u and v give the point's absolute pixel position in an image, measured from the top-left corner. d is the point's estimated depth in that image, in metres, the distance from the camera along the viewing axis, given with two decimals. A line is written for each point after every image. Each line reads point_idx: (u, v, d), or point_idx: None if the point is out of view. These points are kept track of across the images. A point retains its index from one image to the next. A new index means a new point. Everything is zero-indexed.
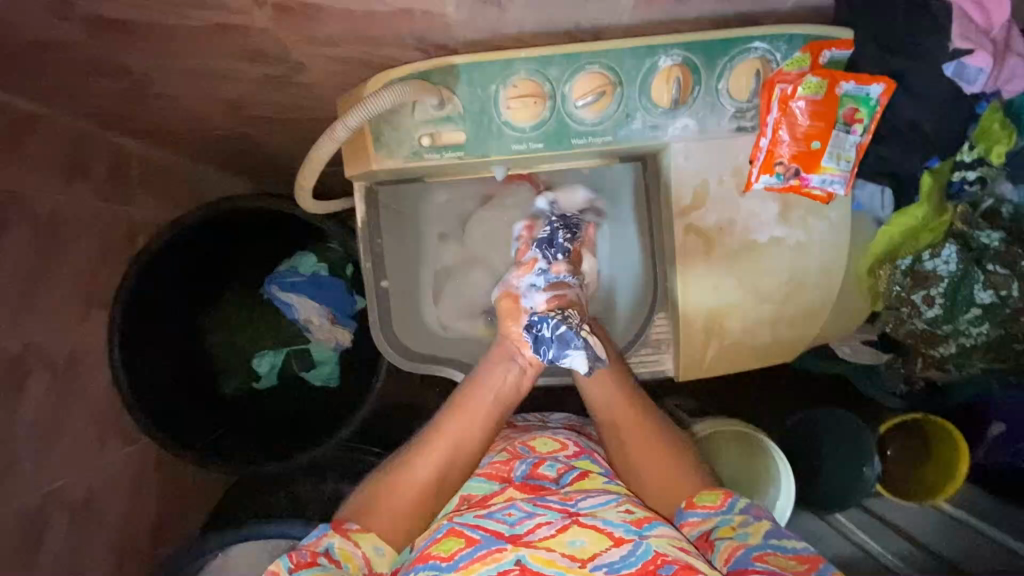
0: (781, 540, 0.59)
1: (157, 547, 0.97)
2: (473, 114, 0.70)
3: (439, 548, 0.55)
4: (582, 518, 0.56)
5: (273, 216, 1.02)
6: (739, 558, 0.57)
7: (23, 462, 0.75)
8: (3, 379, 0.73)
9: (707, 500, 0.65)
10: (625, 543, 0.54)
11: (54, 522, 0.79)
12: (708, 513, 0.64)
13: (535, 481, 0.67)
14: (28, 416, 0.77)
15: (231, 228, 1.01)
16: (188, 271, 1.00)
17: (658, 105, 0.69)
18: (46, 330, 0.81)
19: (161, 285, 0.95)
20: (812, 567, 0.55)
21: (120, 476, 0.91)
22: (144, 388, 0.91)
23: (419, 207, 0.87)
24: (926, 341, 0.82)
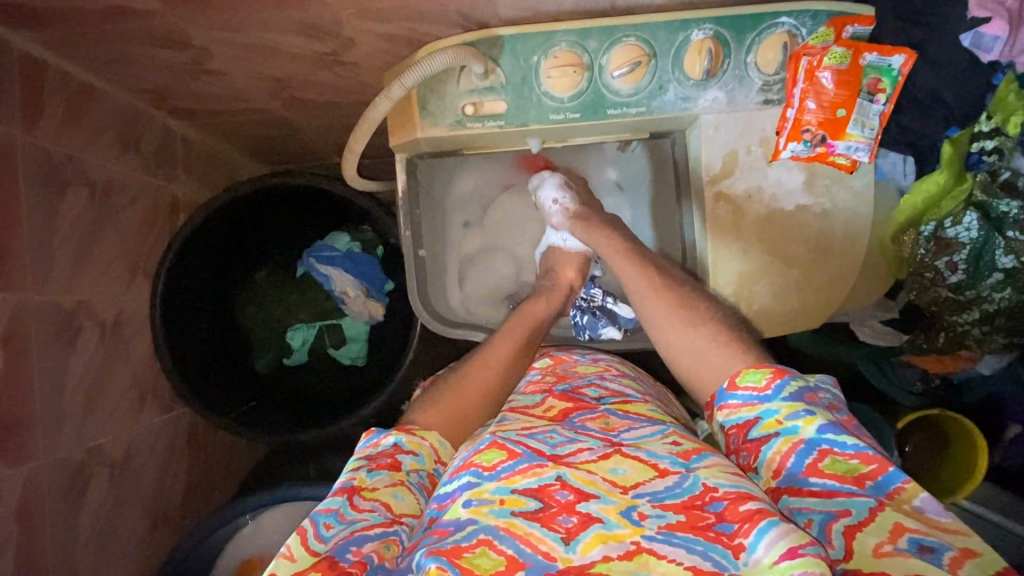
0: (840, 434, 0.55)
1: (189, 511, 0.98)
2: (515, 84, 0.74)
3: (481, 458, 0.56)
4: (625, 449, 0.59)
5: (309, 202, 1.07)
6: (789, 475, 0.56)
7: (70, 415, 0.78)
8: (56, 334, 0.77)
9: (752, 381, 0.62)
10: (670, 474, 0.56)
11: (96, 476, 0.81)
12: (752, 397, 0.61)
13: (574, 395, 0.70)
14: (75, 373, 0.79)
15: (267, 208, 1.05)
16: (224, 248, 1.03)
17: (691, 77, 0.73)
18: (96, 290, 0.85)
19: (199, 259, 0.98)
20: (880, 474, 0.52)
21: (157, 440, 0.93)
22: (183, 361, 0.93)
23: (445, 194, 0.92)
24: (950, 308, 0.85)
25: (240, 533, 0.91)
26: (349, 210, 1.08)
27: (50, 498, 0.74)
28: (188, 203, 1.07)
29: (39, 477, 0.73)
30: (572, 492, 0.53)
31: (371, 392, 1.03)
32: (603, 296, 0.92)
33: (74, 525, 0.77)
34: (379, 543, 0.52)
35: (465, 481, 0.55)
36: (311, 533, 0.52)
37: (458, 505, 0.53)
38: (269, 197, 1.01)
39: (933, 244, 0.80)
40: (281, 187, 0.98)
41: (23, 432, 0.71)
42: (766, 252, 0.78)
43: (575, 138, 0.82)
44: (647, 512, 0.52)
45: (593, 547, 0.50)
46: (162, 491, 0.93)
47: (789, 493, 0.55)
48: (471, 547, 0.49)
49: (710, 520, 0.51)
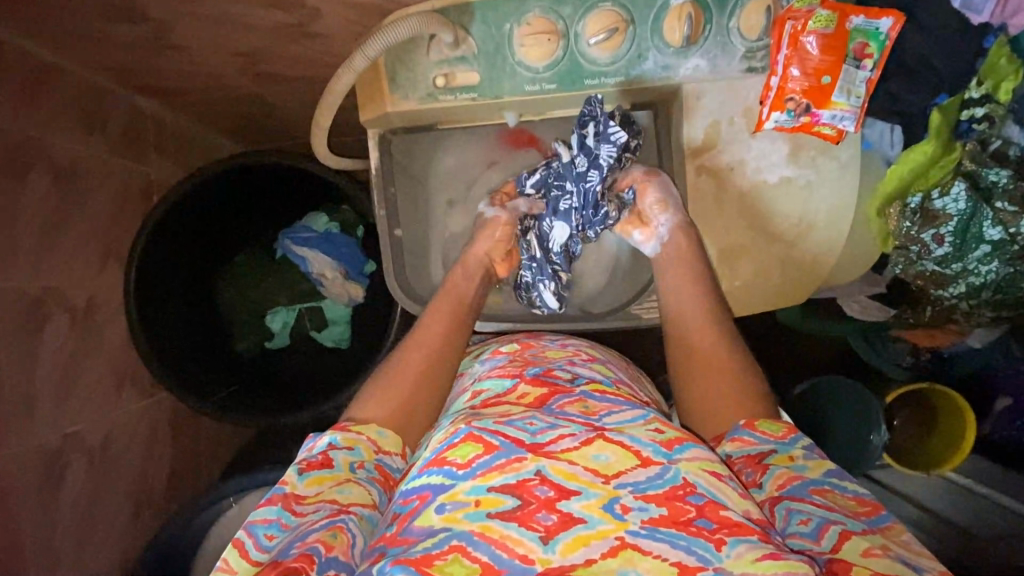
0: (841, 481, 0.57)
1: (174, 494, 0.99)
2: (487, 54, 0.71)
3: (455, 454, 0.54)
4: (608, 433, 0.56)
5: (287, 182, 1.04)
6: (793, 487, 0.56)
7: (43, 404, 0.77)
8: (23, 321, 0.75)
9: (770, 428, 0.63)
10: (653, 464, 0.54)
11: (74, 462, 0.80)
12: (768, 439, 0.62)
13: (548, 379, 0.68)
14: (45, 362, 0.78)
15: (244, 190, 1.02)
16: (199, 231, 1.01)
17: (670, 44, 0.70)
18: (66, 275, 0.83)
19: (174, 242, 0.96)
20: (873, 511, 0.54)
21: (138, 427, 0.93)
22: (161, 349, 0.92)
23: (428, 170, 0.87)
24: (934, 281, 0.84)
25: (224, 517, 0.90)
26: (322, 183, 1.03)
27: (27, 486, 0.73)
28: (161, 184, 1.04)
29: (13, 466, 0.72)
30: (552, 488, 0.52)
31: (352, 375, 1.02)
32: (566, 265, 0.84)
33: (53, 511, 0.77)
34: (324, 533, 0.53)
35: (437, 483, 0.53)
36: (251, 544, 0.54)
37: (430, 512, 0.51)
38: (235, 178, 0.98)
39: (919, 216, 0.78)
40: (244, 168, 0.94)
41: None
42: (756, 226, 0.77)
43: (550, 111, 0.80)
44: (629, 504, 0.51)
45: (573, 550, 0.49)
46: (144, 478, 0.93)
47: (790, 498, 0.55)
48: (442, 554, 0.48)
49: (692, 515, 0.50)
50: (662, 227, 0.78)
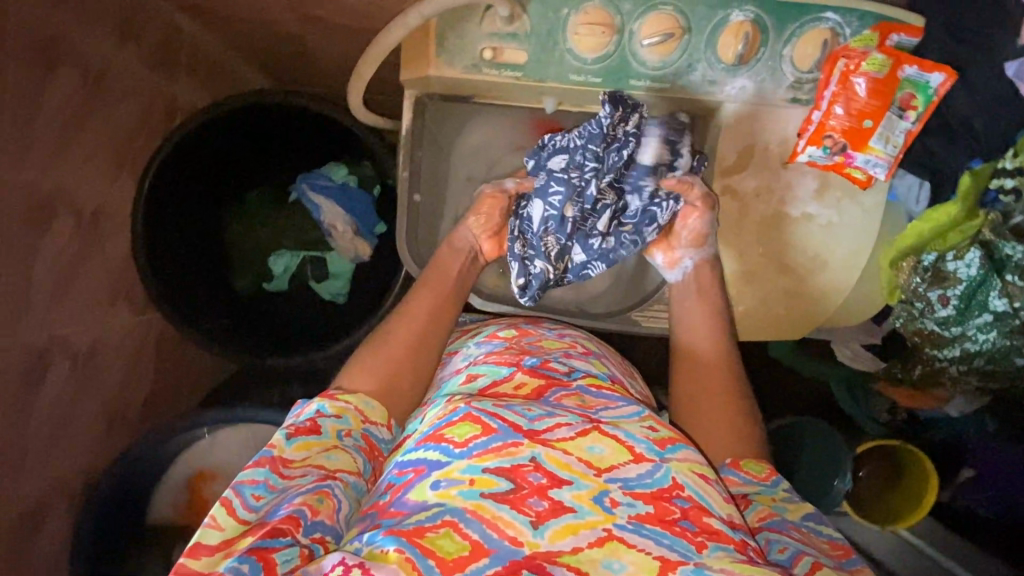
0: (818, 525, 0.59)
1: (149, 414, 0.99)
2: (539, 35, 0.71)
3: (453, 433, 0.54)
4: (604, 427, 0.57)
5: (308, 126, 1.02)
6: (772, 520, 0.58)
7: (37, 302, 0.76)
8: (31, 217, 0.74)
9: (753, 469, 0.64)
10: (644, 461, 0.54)
11: (58, 364, 0.80)
12: (751, 479, 0.63)
13: (545, 371, 0.69)
14: (46, 260, 0.77)
15: (267, 127, 1.01)
16: (213, 160, 1.00)
17: (722, 60, 0.70)
18: (80, 178, 0.82)
19: (187, 168, 0.95)
20: (848, 556, 0.56)
21: (125, 342, 0.92)
22: (166, 278, 0.92)
23: (453, 141, 0.86)
24: (931, 341, 0.84)
25: (197, 446, 0.93)
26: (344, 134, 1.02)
27: (10, 379, 0.73)
28: (187, 107, 1.03)
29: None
30: (545, 475, 0.52)
31: (346, 329, 1.01)
32: (556, 255, 0.77)
33: (32, 407, 0.77)
34: (311, 497, 0.53)
35: (434, 459, 0.53)
36: (238, 502, 0.53)
37: (425, 486, 0.51)
38: (259, 119, 0.98)
39: (930, 274, 0.78)
40: (270, 108, 0.94)
41: None
42: (772, 257, 0.77)
43: (590, 105, 0.79)
44: (618, 498, 0.51)
45: (562, 537, 0.48)
46: (123, 392, 0.93)
47: (770, 530, 0.57)
48: (434, 528, 0.48)
49: (676, 516, 0.51)
50: (689, 260, 0.79)
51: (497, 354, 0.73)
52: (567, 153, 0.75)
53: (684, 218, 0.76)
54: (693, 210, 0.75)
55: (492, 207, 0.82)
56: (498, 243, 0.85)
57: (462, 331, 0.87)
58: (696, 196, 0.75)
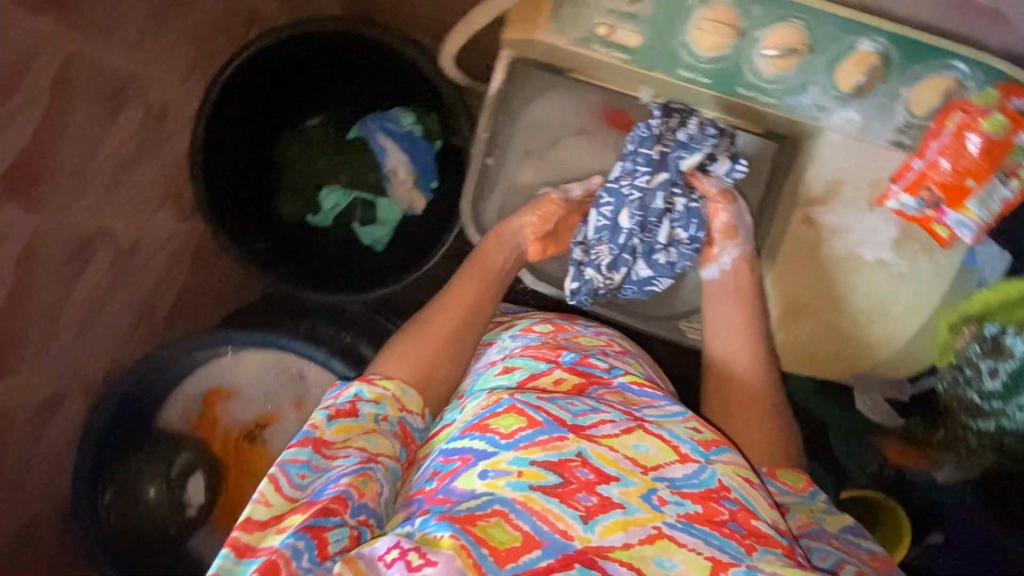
0: (855, 537, 0.65)
1: (174, 324, 0.97)
2: (659, 22, 0.68)
3: (498, 423, 0.55)
4: (648, 426, 0.58)
5: (382, 67, 0.99)
6: (812, 529, 0.63)
7: (93, 187, 0.74)
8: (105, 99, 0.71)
9: (789, 479, 0.68)
10: (690, 461, 0.55)
11: (100, 255, 0.78)
12: (788, 489, 0.68)
13: (585, 368, 0.68)
14: (109, 147, 0.74)
15: (341, 58, 0.98)
16: (280, 80, 0.97)
17: (839, 88, 0.68)
18: (157, 71, 0.79)
19: (253, 82, 0.92)
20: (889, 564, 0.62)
21: (169, 243, 0.91)
22: (215, 193, 0.90)
23: (525, 109, 0.82)
24: (970, 411, 0.86)
25: (217, 362, 0.91)
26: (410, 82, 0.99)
27: (54, 255, 0.72)
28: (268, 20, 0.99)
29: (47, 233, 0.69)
30: (592, 471, 0.52)
31: (382, 277, 1.00)
32: (607, 265, 0.81)
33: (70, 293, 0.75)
34: (356, 476, 0.54)
35: (481, 449, 0.54)
36: (285, 481, 0.54)
37: (473, 476, 0.52)
38: (336, 46, 0.95)
39: (989, 344, 0.79)
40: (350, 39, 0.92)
41: (44, 185, 0.69)
42: (834, 296, 0.76)
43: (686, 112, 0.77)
44: (666, 497, 0.51)
45: (612, 533, 0.48)
46: (158, 292, 0.92)
47: (810, 538, 0.62)
48: (485, 516, 0.48)
49: (725, 517, 0.51)
50: (727, 255, 0.79)
51: (532, 348, 0.72)
52: (623, 162, 0.78)
53: (711, 215, 0.79)
54: (718, 204, 0.78)
55: (544, 214, 0.82)
56: (542, 245, 0.85)
57: (497, 318, 0.87)
58: (712, 194, 0.78)
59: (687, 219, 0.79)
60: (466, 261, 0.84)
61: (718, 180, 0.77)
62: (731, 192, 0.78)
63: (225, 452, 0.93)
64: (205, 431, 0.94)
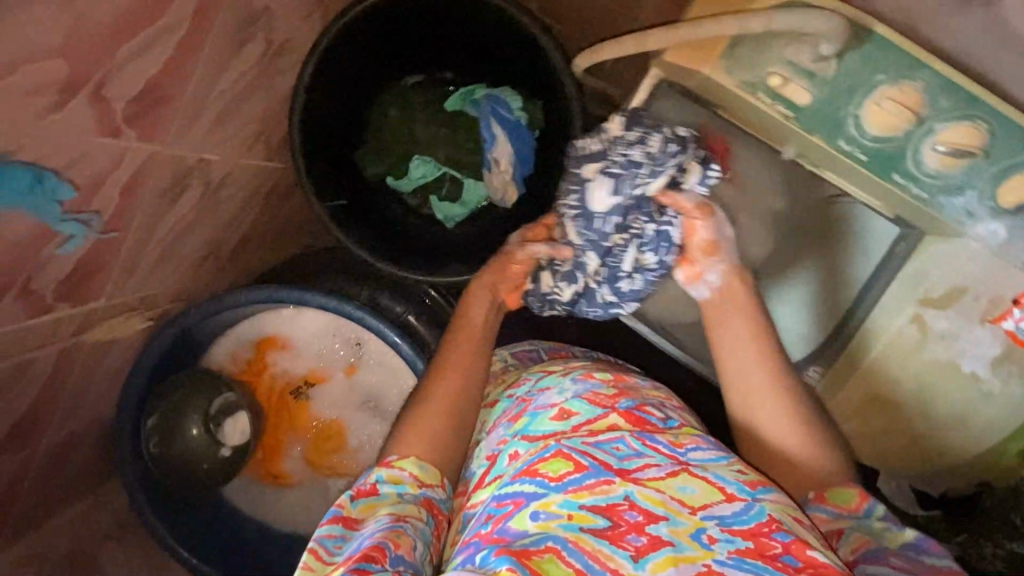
0: (851, 507, 0.51)
1: (232, 259, 0.94)
2: (838, 87, 0.64)
3: (546, 467, 0.52)
4: (692, 467, 0.53)
5: (503, 44, 0.94)
6: (870, 551, 0.52)
7: (202, 121, 0.68)
8: (234, 31, 0.64)
9: (840, 500, 0.55)
10: (737, 500, 0.50)
11: (190, 190, 0.73)
12: (840, 513, 0.55)
13: (642, 416, 0.58)
14: (225, 80, 0.68)
15: (462, 24, 0.93)
16: (394, 34, 0.92)
17: (998, 200, 0.65)
18: (284, 4, 0.72)
19: (370, 32, 0.88)
20: (863, 504, 0.55)
21: (249, 181, 0.86)
22: (308, 140, 0.86)
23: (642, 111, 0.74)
24: (1007, 532, 0.83)
25: (275, 311, 0.91)
26: (523, 57, 0.94)
27: (156, 188, 0.66)
28: None
29: (153, 165, 0.64)
30: (640, 513, 0.49)
31: (455, 257, 0.97)
32: (563, 274, 0.73)
33: (156, 225, 0.70)
34: (389, 531, 0.50)
35: (530, 491, 0.51)
36: (321, 553, 0.51)
37: (524, 516, 0.49)
38: (456, 9, 0.90)
39: None
40: (473, 7, 0.88)
41: (167, 111, 0.60)
42: (918, 396, 0.76)
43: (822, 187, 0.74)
44: (716, 535, 0.48)
45: (662, 569, 0.45)
46: (226, 229, 0.88)
47: (867, 564, 0.51)
48: (537, 553, 0.45)
49: (779, 551, 0.46)
50: (714, 275, 0.66)
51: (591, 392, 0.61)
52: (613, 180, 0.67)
53: (689, 232, 0.67)
54: (695, 219, 0.67)
55: (518, 270, 0.73)
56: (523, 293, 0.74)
57: (550, 351, 0.81)
58: (690, 209, 0.67)
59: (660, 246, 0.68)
60: (447, 330, 0.71)
61: (693, 193, 0.67)
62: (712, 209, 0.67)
63: (269, 400, 0.94)
64: (253, 377, 0.94)
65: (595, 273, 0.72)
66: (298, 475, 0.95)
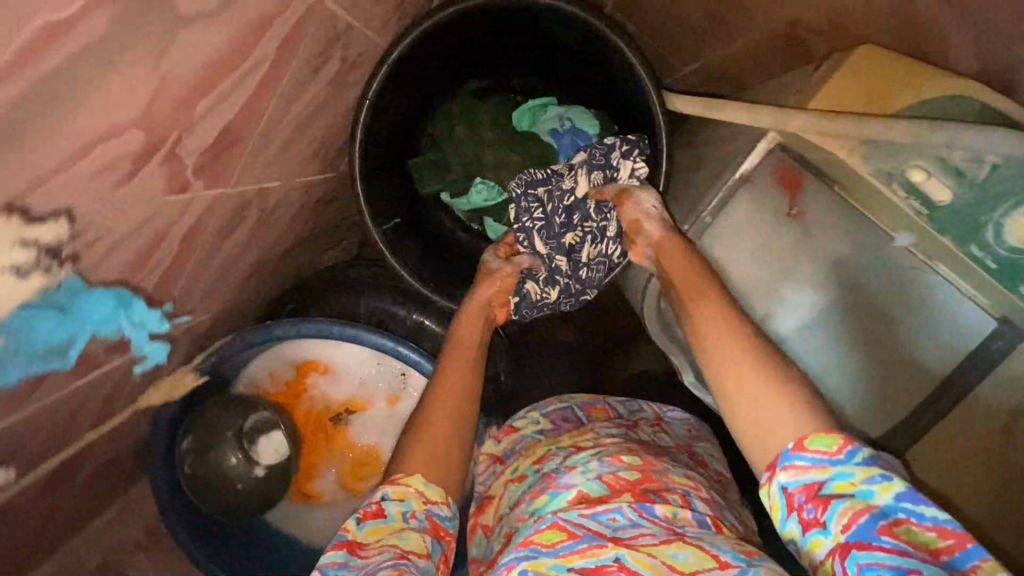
0: (912, 502, 0.38)
1: (274, 271, 0.88)
2: (986, 190, 0.56)
3: (540, 536, 0.49)
4: (689, 537, 0.48)
5: (585, 61, 0.87)
6: (863, 526, 0.37)
7: (269, 151, 0.60)
8: (315, 55, 0.56)
9: (823, 446, 0.41)
10: (730, 568, 0.44)
11: (247, 220, 0.66)
12: (819, 462, 0.41)
13: (653, 492, 0.53)
14: (299, 106, 0.60)
15: (543, 36, 0.85)
16: (467, 41, 0.85)
17: None
18: (366, 18, 0.62)
19: (445, 39, 0.81)
20: (846, 447, 0.41)
21: (300, 197, 0.79)
22: (370, 151, 0.81)
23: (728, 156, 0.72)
24: None
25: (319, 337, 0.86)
26: (606, 77, 0.86)
27: (214, 225, 0.59)
28: None
29: (216, 206, 0.56)
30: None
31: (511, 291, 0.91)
32: (544, 279, 0.78)
33: (211, 260, 0.64)
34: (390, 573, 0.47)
35: (519, 556, 0.49)
36: None
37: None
38: (536, 21, 0.81)
39: None
40: (559, 22, 0.81)
41: (236, 152, 0.53)
42: None
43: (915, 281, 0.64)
44: None
45: None
46: (272, 246, 0.81)
47: (860, 549, 0.37)
48: None
49: None
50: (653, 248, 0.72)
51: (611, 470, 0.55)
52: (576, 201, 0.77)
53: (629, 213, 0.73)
54: (626, 204, 0.74)
55: (503, 285, 0.78)
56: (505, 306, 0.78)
57: (585, 408, 0.71)
58: (610, 190, 0.76)
59: (564, 199, 0.77)
60: (442, 356, 0.70)
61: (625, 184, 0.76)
62: (633, 190, 0.74)
63: (305, 423, 0.90)
64: (289, 399, 0.89)
65: (563, 271, 0.78)
66: (329, 494, 0.93)
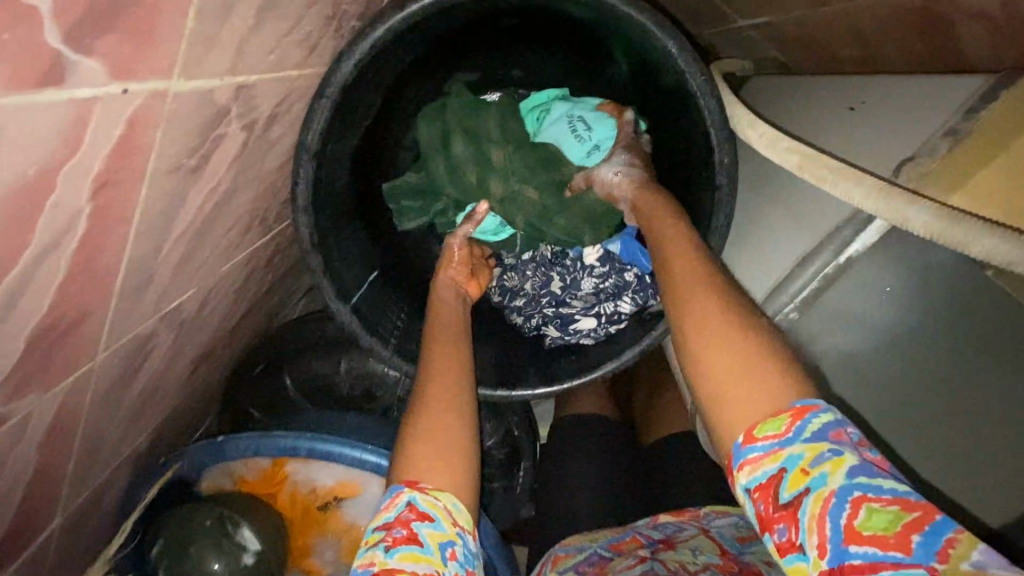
0: (868, 477, 0.32)
1: (232, 340, 0.73)
2: None
3: None
4: None
5: (610, 46, 0.64)
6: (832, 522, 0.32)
7: (157, 281, 0.41)
8: (187, 154, 0.35)
9: (771, 431, 0.35)
10: None
11: (160, 343, 0.50)
12: (765, 454, 0.35)
13: None
14: (188, 216, 0.40)
15: (549, 15, 0.63)
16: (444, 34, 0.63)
17: None
18: (275, 60, 0.41)
19: (414, 40, 0.59)
20: (795, 425, 0.34)
21: (240, 276, 0.60)
22: (326, 203, 0.60)
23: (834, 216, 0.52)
24: None
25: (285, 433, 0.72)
26: (643, 72, 0.64)
27: (96, 394, 0.43)
28: None
29: (85, 381, 0.39)
30: None
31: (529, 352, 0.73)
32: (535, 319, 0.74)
33: (118, 404, 0.48)
34: None
35: None
36: None
37: None
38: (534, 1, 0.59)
39: None
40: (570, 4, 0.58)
41: (84, 330, 0.35)
42: None
43: None
44: None
45: None
46: (219, 327, 0.65)
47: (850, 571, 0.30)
48: None
49: None
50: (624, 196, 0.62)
51: None
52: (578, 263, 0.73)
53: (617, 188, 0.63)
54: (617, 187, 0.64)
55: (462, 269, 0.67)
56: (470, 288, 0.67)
57: (610, 547, 0.56)
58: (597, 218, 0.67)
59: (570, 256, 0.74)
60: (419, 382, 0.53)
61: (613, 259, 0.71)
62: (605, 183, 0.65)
63: (292, 509, 0.78)
64: (269, 488, 0.76)
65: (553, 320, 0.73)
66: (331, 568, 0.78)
